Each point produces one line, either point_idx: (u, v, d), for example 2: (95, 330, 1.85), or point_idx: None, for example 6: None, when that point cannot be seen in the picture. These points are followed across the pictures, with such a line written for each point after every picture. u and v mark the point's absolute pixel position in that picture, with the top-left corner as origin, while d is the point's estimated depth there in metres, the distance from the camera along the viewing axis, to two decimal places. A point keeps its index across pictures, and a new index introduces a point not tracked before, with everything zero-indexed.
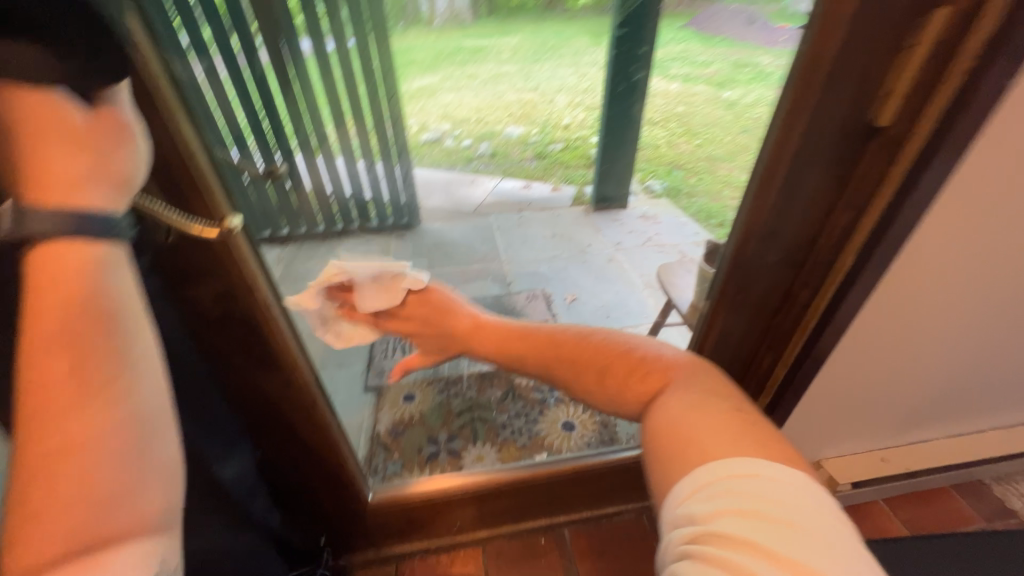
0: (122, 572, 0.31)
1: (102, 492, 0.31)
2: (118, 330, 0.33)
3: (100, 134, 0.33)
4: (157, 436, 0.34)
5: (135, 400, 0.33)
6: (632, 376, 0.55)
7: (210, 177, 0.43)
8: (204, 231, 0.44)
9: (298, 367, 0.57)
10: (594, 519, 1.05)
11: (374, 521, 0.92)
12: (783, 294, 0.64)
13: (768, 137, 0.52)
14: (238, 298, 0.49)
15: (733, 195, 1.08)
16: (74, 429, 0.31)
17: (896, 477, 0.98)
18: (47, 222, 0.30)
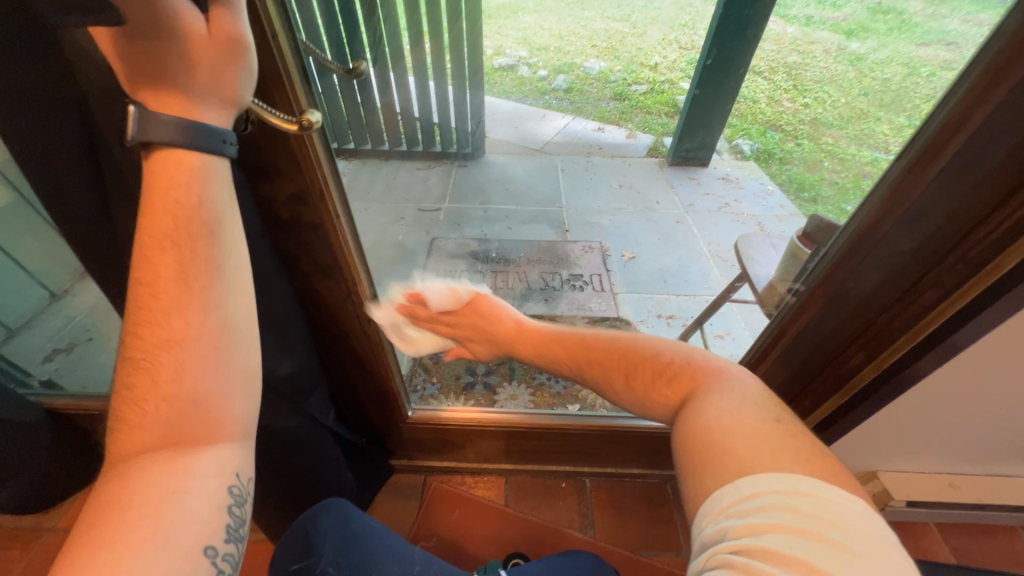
0: (208, 469, 0.35)
1: (193, 390, 0.34)
2: (215, 241, 0.35)
3: (213, 45, 0.33)
4: (239, 348, 0.36)
5: (225, 308, 0.35)
6: (656, 373, 0.48)
7: (290, 64, 0.40)
8: (282, 124, 0.40)
9: (357, 282, 0.57)
10: (618, 476, 1.06)
11: (409, 435, 0.97)
12: (903, 291, 0.55)
13: (948, 101, 0.43)
14: (310, 202, 0.48)
15: (839, 168, 0.95)
16: (176, 325, 0.34)
17: (961, 506, 0.90)
18: (167, 131, 0.32)
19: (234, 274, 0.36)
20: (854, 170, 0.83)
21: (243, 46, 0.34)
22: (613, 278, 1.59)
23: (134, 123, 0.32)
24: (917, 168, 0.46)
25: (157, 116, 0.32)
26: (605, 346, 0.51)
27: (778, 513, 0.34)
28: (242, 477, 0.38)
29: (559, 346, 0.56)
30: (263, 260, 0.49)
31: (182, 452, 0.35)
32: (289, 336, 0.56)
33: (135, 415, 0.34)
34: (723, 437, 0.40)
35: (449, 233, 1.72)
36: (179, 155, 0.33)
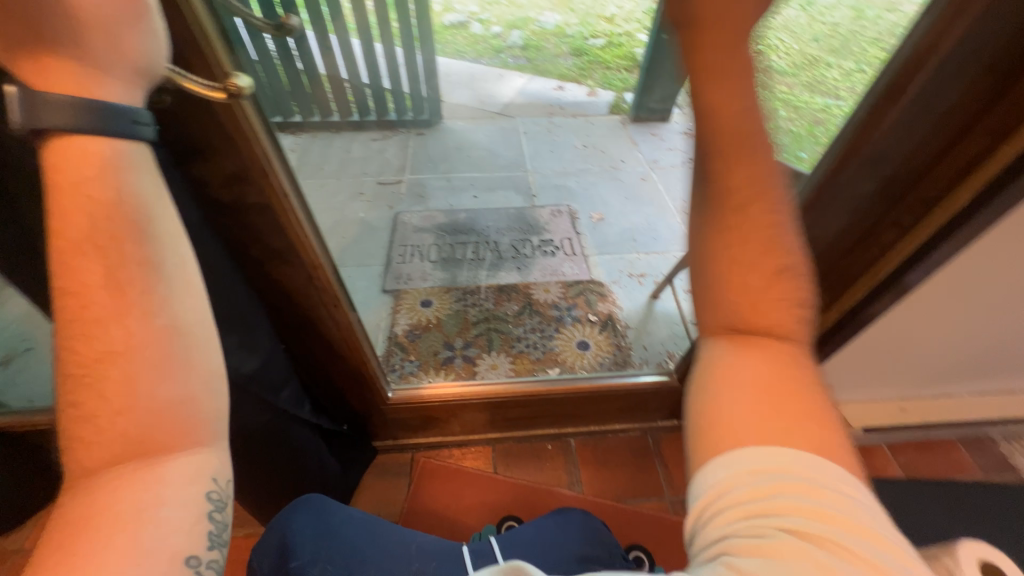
0: (179, 481, 0.31)
1: (149, 402, 0.30)
2: (149, 241, 0.30)
3: (110, 6, 0.27)
4: (198, 348, 0.31)
5: (173, 311, 0.31)
6: (770, 286, 0.31)
7: (207, 24, 0.35)
8: (207, 92, 0.35)
9: (317, 266, 0.53)
10: (600, 434, 1.10)
11: (391, 416, 0.96)
12: (864, 232, 0.57)
13: (909, 39, 0.42)
14: (253, 182, 0.43)
15: (795, 116, 0.97)
16: (116, 334, 0.29)
17: (908, 427, 0.99)
18: (65, 116, 0.26)
19: (176, 273, 0.31)
20: (810, 117, 0.85)
21: (145, 3, 0.29)
22: (583, 241, 1.59)
23: (16, 105, 0.26)
24: (880, 108, 0.46)
25: (46, 98, 0.26)
26: (754, 211, 0.31)
27: (788, 496, 0.27)
28: (221, 480, 0.34)
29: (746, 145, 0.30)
30: (206, 250, 0.44)
31: (150, 463, 0.31)
32: (248, 329, 0.52)
33: (85, 433, 0.30)
34: (761, 400, 0.30)
35: (414, 207, 1.66)
36: (84, 142, 0.27)
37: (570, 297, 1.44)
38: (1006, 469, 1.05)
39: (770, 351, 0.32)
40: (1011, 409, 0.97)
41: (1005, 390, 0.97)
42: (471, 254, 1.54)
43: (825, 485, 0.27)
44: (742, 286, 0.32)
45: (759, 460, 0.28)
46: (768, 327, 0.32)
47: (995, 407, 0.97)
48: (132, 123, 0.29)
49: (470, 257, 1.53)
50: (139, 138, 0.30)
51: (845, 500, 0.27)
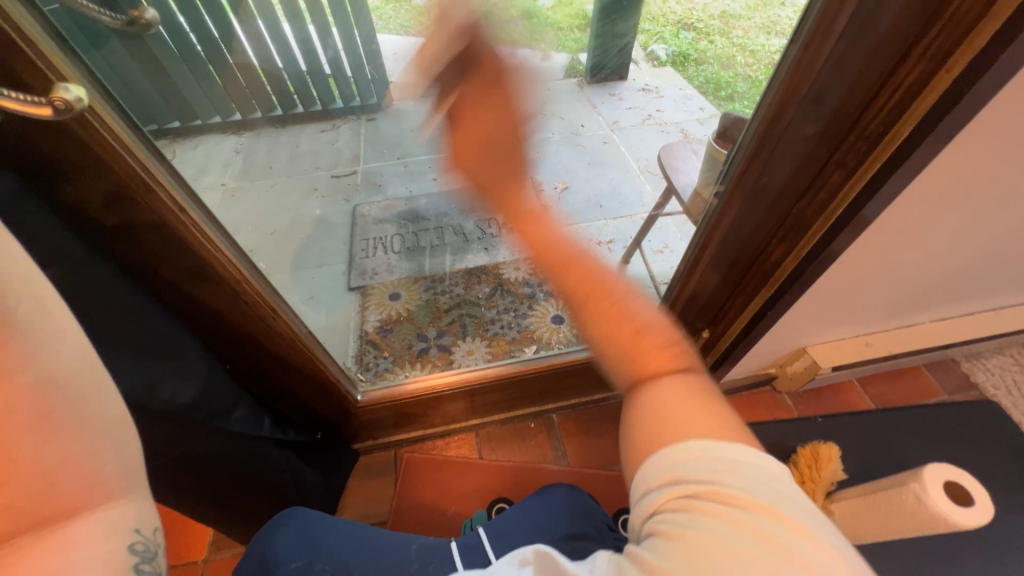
0: (89, 542, 0.29)
1: (28, 466, 0.26)
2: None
3: None
4: (84, 395, 0.29)
5: (34, 358, 0.27)
6: (645, 340, 0.37)
7: (26, 23, 0.31)
8: (30, 108, 0.31)
9: (239, 277, 0.50)
10: (582, 406, 1.10)
11: (366, 417, 0.93)
12: (810, 178, 0.56)
13: None
14: (137, 201, 0.39)
15: (749, 62, 0.94)
16: None
17: (876, 360, 1.01)
18: None
19: (34, 319, 0.27)
20: (765, 61, 0.82)
21: None
22: (549, 214, 1.55)
23: None
24: (813, 43, 0.43)
25: None
26: (608, 301, 0.37)
27: (707, 474, 0.32)
28: (146, 530, 0.32)
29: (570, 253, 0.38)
30: (104, 278, 0.40)
31: (49, 532, 0.28)
32: (175, 356, 0.48)
33: None
34: (672, 413, 0.35)
35: (372, 197, 1.59)
36: None
37: (540, 273, 1.41)
38: (968, 388, 1.10)
39: (668, 386, 0.36)
40: (970, 330, 1.00)
41: (963, 314, 1.00)
42: (435, 240, 1.49)
43: (729, 456, 0.33)
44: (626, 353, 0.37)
45: (678, 460, 0.33)
46: (657, 369, 0.36)
47: (956, 331, 1.00)
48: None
49: (433, 244, 1.49)
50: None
51: (751, 469, 0.32)
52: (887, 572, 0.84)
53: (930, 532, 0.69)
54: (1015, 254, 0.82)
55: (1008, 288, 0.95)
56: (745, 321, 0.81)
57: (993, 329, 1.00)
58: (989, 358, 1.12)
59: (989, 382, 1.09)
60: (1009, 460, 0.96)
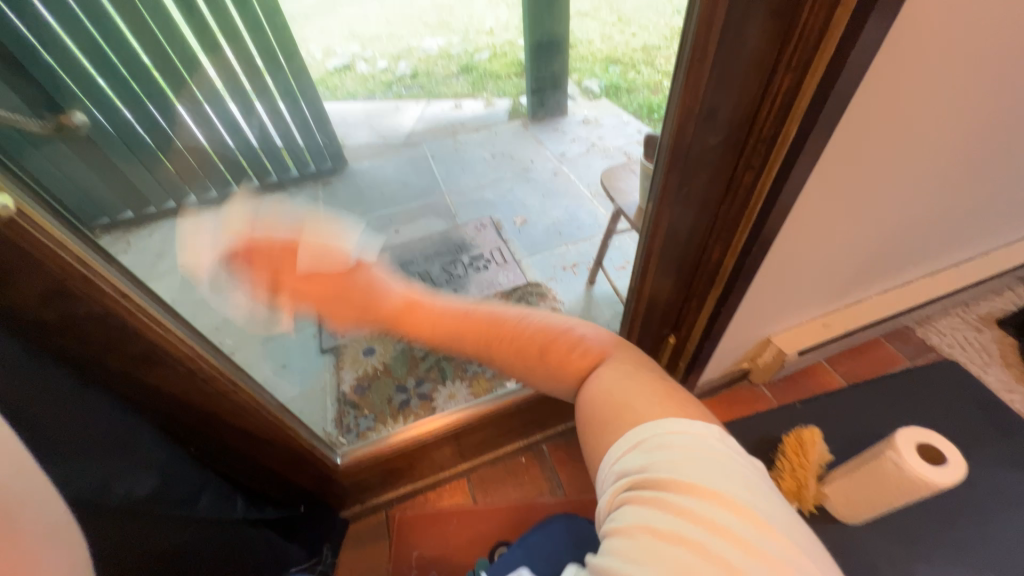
0: None
1: None
2: None
3: None
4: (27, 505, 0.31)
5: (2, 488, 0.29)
6: (558, 353, 0.46)
7: None
8: None
9: (193, 353, 0.49)
10: (569, 431, 1.09)
11: (350, 481, 0.90)
12: (727, 180, 0.62)
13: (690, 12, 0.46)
14: (75, 292, 0.40)
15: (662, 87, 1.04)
16: None
17: (837, 339, 1.06)
18: None
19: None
20: None
21: None
22: (512, 247, 1.62)
23: None
24: (694, 64, 0.48)
25: None
26: (519, 333, 0.44)
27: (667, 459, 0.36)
28: None
29: (463, 322, 0.44)
30: (42, 375, 0.39)
31: None
32: (126, 448, 0.46)
33: None
34: (619, 401, 0.41)
35: None
36: None
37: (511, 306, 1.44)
38: (927, 351, 1.15)
39: (611, 368, 0.44)
40: (913, 298, 1.06)
41: (904, 282, 1.07)
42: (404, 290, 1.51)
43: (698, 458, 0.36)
44: (561, 361, 0.46)
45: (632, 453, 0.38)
46: (576, 366, 0.46)
47: (901, 300, 1.06)
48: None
49: None
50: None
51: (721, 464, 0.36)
52: (892, 547, 0.85)
53: (912, 498, 0.70)
54: (931, 222, 0.90)
55: (936, 254, 1.03)
56: (703, 322, 0.85)
57: (933, 293, 1.07)
58: (939, 320, 1.19)
59: (943, 342, 1.16)
60: (978, 415, 1.00)
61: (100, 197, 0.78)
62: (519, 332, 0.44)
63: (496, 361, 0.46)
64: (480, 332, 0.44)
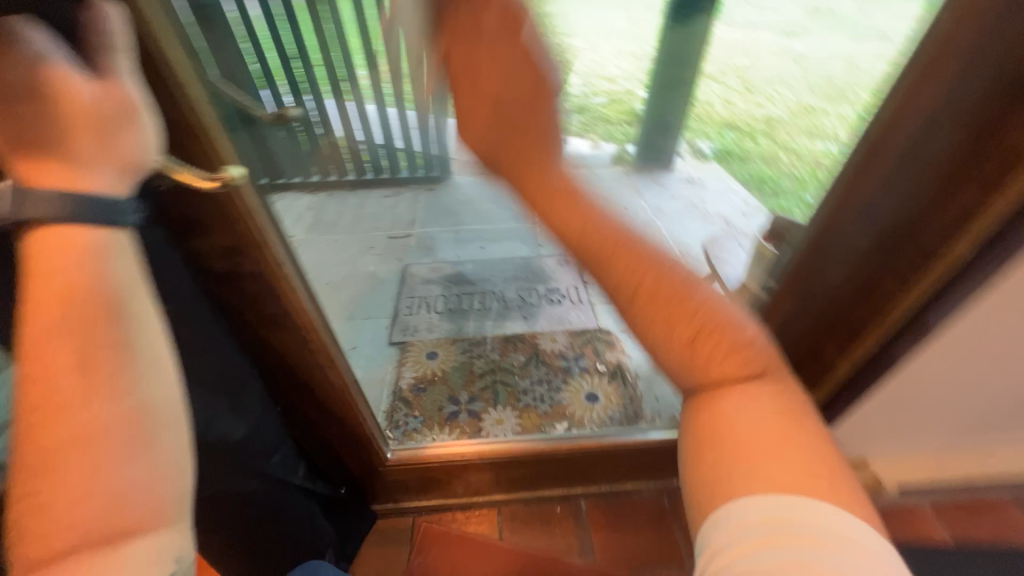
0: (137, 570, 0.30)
1: (104, 495, 0.29)
2: (120, 322, 0.30)
3: (104, 109, 0.31)
4: (159, 432, 0.31)
5: (142, 390, 0.31)
6: (706, 346, 0.35)
7: (210, 117, 0.41)
8: (198, 182, 0.39)
9: (313, 329, 0.55)
10: (611, 494, 1.03)
11: (390, 478, 0.92)
12: (865, 286, 0.57)
13: (882, 107, 0.47)
14: (246, 254, 0.46)
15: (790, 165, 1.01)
16: (80, 419, 0.29)
17: (947, 485, 0.91)
18: (47, 204, 0.28)
19: (146, 350, 0.31)
20: (812, 160, 0.88)
21: (134, 110, 0.32)
22: (590, 290, 1.56)
23: (5, 198, 0.28)
24: (868, 164, 0.49)
25: (29, 192, 0.28)
26: (667, 295, 0.35)
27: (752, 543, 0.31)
28: (184, 562, 0.34)
29: (611, 238, 0.36)
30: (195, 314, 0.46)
31: (112, 549, 0.30)
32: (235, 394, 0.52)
33: (29, 531, 0.29)
34: (744, 436, 0.34)
35: (423, 259, 1.70)
36: (65, 228, 0.29)
37: (577, 347, 1.42)
38: None
39: (772, 406, 0.35)
40: None
41: None
42: (478, 304, 1.55)
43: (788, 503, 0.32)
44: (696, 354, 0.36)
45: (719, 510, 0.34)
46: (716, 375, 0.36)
47: None
48: (117, 212, 0.30)
49: (475, 307, 1.55)
50: (124, 227, 0.31)
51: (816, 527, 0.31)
52: None
53: None
54: None
55: None
56: None
57: None
58: None
59: None
60: None
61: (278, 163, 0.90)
62: (680, 298, 0.35)
63: (630, 308, 0.36)
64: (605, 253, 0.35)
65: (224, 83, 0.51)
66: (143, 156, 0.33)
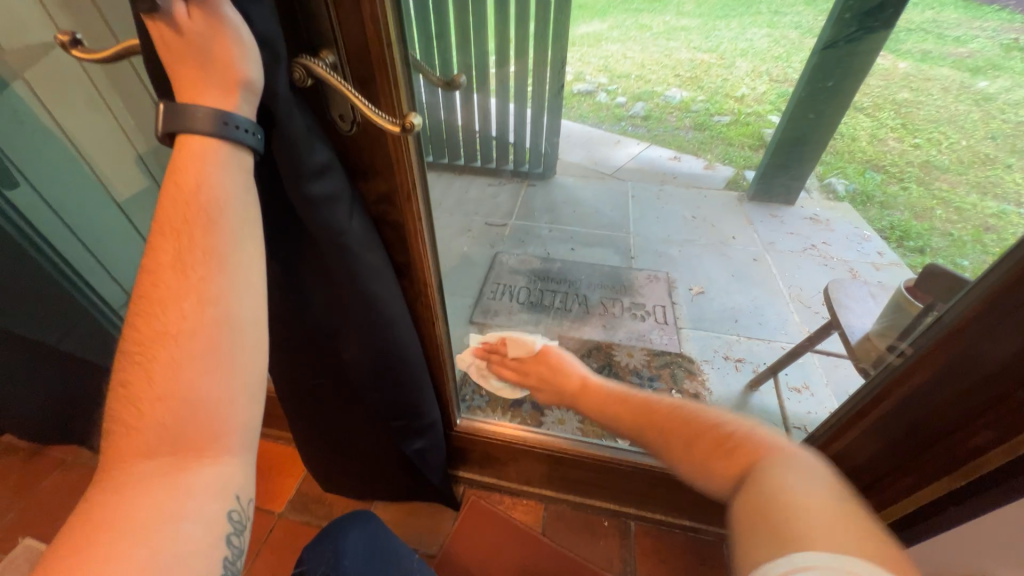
0: (205, 484, 0.40)
1: (184, 396, 0.39)
2: (214, 232, 0.40)
3: (201, 30, 0.36)
4: (239, 343, 0.41)
5: (223, 306, 0.40)
6: (727, 455, 0.46)
7: (400, 74, 0.46)
8: (387, 125, 0.44)
9: (428, 284, 0.63)
10: (665, 525, 0.98)
11: (467, 446, 0.97)
12: None
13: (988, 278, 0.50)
14: (393, 203, 0.55)
15: (947, 216, 0.90)
16: (173, 317, 0.39)
17: None
18: (176, 119, 0.37)
19: (232, 265, 0.41)
20: (976, 221, 0.76)
21: (231, 27, 0.37)
22: (678, 311, 1.50)
23: (160, 119, 0.38)
24: None
25: (171, 107, 0.38)
26: (705, 437, 0.49)
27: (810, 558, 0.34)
28: (242, 500, 0.43)
29: (627, 404, 0.59)
30: (366, 253, 0.54)
31: (184, 467, 0.40)
32: (385, 329, 0.60)
33: (133, 420, 0.40)
34: (794, 509, 0.38)
35: (513, 249, 1.66)
36: (189, 141, 0.38)
37: (654, 367, 1.35)
38: None
39: (839, 526, 0.36)
40: None
41: None
42: (559, 303, 1.53)
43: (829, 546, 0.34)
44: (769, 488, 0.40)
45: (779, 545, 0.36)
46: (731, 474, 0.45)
47: None
48: (242, 131, 0.39)
49: (558, 305, 1.52)
50: (245, 145, 0.40)
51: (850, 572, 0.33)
52: None
53: None
54: None
55: None
56: (911, 502, 0.70)
57: None
58: None
59: None
60: None
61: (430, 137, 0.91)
62: (702, 429, 0.50)
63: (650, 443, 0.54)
64: (637, 418, 0.57)
65: (413, 46, 0.55)
66: (253, 76, 0.39)
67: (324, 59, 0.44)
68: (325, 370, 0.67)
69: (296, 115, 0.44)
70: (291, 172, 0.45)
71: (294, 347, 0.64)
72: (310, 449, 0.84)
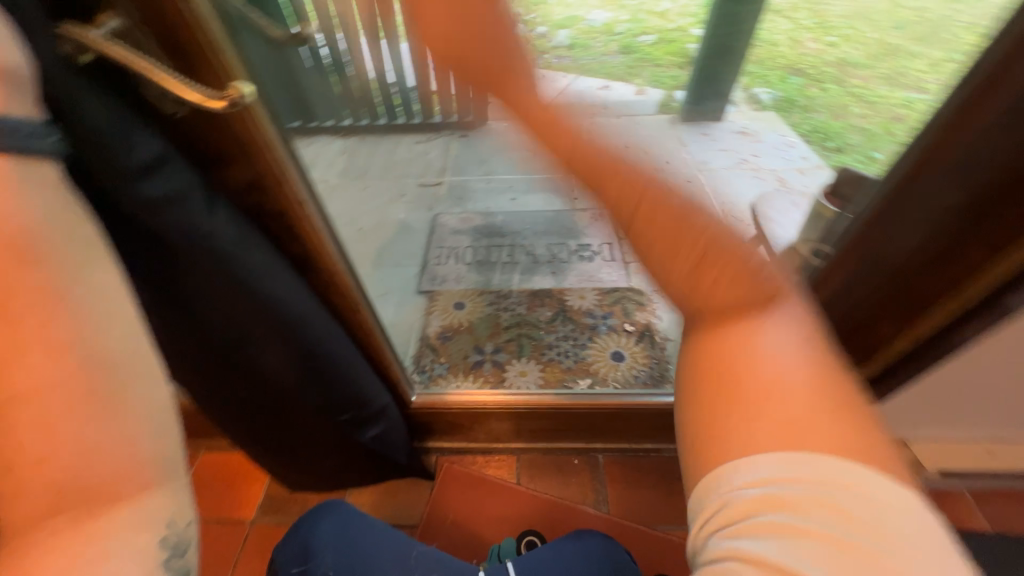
0: (129, 527, 0.36)
1: (69, 447, 0.33)
2: (40, 267, 0.32)
3: None
4: (119, 379, 0.36)
5: (87, 344, 0.34)
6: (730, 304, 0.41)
7: (215, 27, 0.39)
8: (207, 100, 0.38)
9: (335, 270, 0.58)
10: (632, 451, 1.04)
11: (430, 419, 0.97)
12: (944, 248, 0.53)
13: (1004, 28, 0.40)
14: (266, 189, 0.48)
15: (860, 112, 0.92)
16: (19, 375, 0.32)
17: (982, 469, 0.88)
18: None
19: (81, 299, 0.34)
20: (886, 113, 0.77)
21: None
22: (623, 246, 1.49)
23: None
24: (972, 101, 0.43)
25: None
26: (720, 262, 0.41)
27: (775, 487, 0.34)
28: (179, 526, 0.40)
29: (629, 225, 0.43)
30: (246, 253, 0.48)
31: (94, 516, 0.34)
32: (296, 327, 0.55)
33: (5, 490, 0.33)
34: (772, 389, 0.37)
35: (453, 208, 1.62)
36: None
37: (605, 305, 1.38)
38: None
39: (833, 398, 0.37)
40: None
41: None
42: (506, 257, 1.51)
43: (815, 456, 0.34)
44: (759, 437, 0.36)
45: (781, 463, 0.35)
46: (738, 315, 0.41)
47: None
48: (24, 137, 0.31)
49: (504, 260, 1.50)
50: (38, 152, 0.32)
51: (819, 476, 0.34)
52: None
53: None
54: None
55: None
56: None
57: None
58: None
59: None
60: None
61: (307, 97, 0.78)
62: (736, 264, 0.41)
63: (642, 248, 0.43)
64: (638, 206, 0.42)
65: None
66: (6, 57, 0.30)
67: (104, 25, 0.36)
68: (245, 380, 0.61)
69: (94, 101, 0.36)
70: (117, 173, 0.38)
71: (203, 363, 0.58)
72: (262, 458, 0.81)
